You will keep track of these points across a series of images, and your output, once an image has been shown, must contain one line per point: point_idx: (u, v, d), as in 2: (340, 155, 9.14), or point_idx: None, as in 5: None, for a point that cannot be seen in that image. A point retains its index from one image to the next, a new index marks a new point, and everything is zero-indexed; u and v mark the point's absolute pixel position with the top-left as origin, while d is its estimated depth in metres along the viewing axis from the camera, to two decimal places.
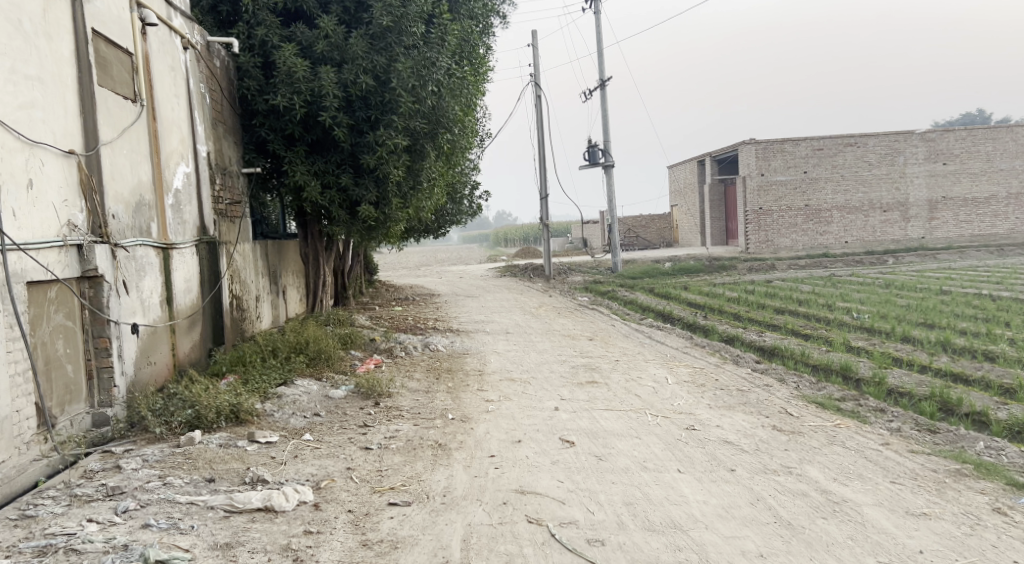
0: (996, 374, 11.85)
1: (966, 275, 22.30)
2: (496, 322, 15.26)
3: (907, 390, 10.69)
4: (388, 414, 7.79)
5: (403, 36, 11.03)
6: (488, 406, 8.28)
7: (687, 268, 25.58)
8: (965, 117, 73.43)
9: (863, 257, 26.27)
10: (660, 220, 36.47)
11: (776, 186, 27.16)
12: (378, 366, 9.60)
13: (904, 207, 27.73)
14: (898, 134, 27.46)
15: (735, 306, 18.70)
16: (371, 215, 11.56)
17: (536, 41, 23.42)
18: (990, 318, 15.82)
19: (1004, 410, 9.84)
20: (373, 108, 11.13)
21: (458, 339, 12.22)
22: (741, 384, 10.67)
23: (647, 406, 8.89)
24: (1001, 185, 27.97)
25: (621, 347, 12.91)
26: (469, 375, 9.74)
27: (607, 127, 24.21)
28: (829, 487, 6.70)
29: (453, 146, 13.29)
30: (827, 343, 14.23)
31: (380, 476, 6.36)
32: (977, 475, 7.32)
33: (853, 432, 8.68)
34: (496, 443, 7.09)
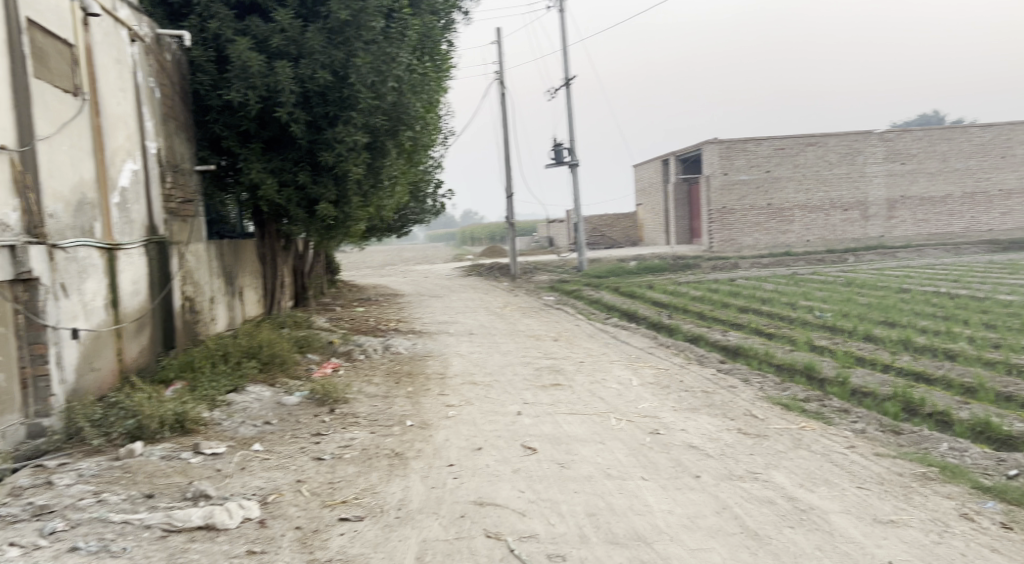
0: (957, 372, 11.88)
1: (925, 273, 22.52)
2: (459, 322, 15.01)
3: (871, 389, 10.65)
4: (343, 422, 7.54)
5: (362, 30, 10.73)
6: (449, 411, 8.05)
7: (652, 267, 25.52)
8: (921, 119, 74.80)
9: (824, 256, 26.46)
10: (626, 218, 36.44)
11: (739, 185, 27.23)
12: (335, 371, 9.35)
13: (864, 206, 27.95)
14: (857, 134, 27.65)
15: (701, 304, 18.67)
16: (329, 214, 11.27)
17: (500, 38, 23.28)
18: (949, 316, 15.92)
19: (965, 410, 9.83)
20: (331, 104, 10.85)
21: (420, 340, 11.97)
22: (705, 385, 10.55)
23: (611, 410, 8.71)
24: (957, 184, 28.29)
25: (586, 348, 12.75)
26: (430, 378, 9.50)
27: (572, 126, 24.09)
28: (795, 493, 6.58)
29: (415, 143, 13.01)
30: (790, 342, 14.21)
31: (332, 489, 6.12)
32: (943, 478, 7.26)
33: (818, 434, 8.59)
34: (455, 452, 6.86)
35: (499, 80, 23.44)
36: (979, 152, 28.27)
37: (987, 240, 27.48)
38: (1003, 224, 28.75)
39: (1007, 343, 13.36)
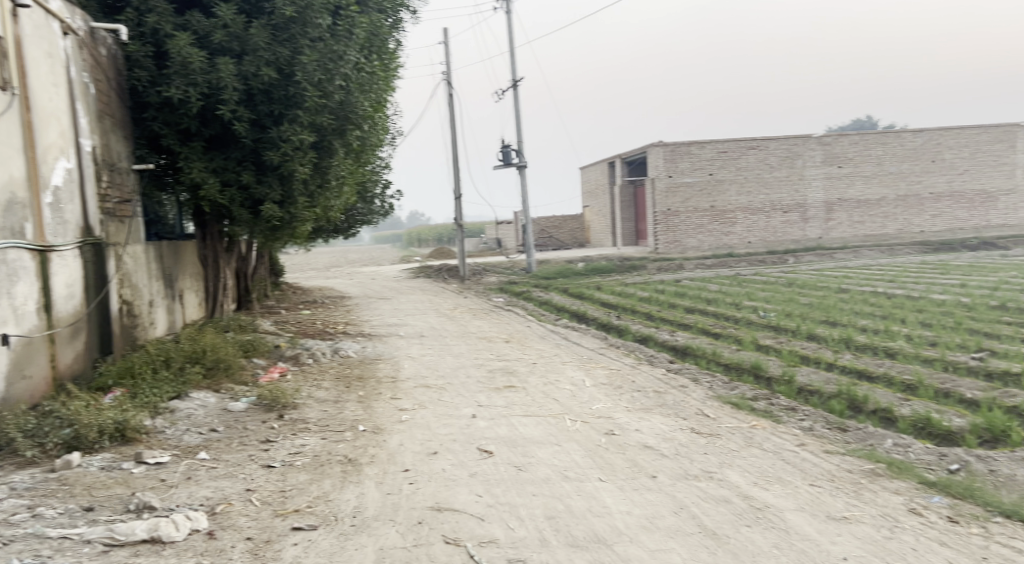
0: (897, 370, 12.11)
1: (863, 273, 23.01)
2: (409, 324, 14.83)
3: (816, 388, 10.78)
4: (293, 428, 7.34)
5: (308, 27, 10.54)
6: (402, 416, 7.91)
7: (600, 268, 25.62)
8: (856, 124, 76.63)
9: (766, 257, 26.90)
10: (573, 220, 36.55)
11: (684, 187, 27.50)
12: (283, 376, 9.12)
13: (803, 209, 28.46)
14: (796, 138, 28.15)
15: (649, 305, 18.78)
16: (274, 215, 11.02)
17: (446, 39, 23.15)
18: (887, 316, 16.26)
19: (907, 406, 10.01)
20: (276, 102, 10.61)
21: (369, 344, 11.78)
22: (657, 385, 10.57)
23: (565, 411, 8.66)
24: (891, 188, 28.97)
25: (537, 349, 12.69)
26: (381, 382, 9.34)
27: (520, 127, 24.07)
28: (750, 492, 6.58)
29: (362, 142, 12.81)
30: (737, 342, 14.35)
31: (284, 497, 5.94)
32: (890, 474, 7.36)
33: (768, 432, 8.65)
34: (410, 457, 6.73)
35: (447, 81, 23.31)
36: (912, 157, 28.95)
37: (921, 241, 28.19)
38: (934, 226, 29.51)
39: (944, 340, 13.69)
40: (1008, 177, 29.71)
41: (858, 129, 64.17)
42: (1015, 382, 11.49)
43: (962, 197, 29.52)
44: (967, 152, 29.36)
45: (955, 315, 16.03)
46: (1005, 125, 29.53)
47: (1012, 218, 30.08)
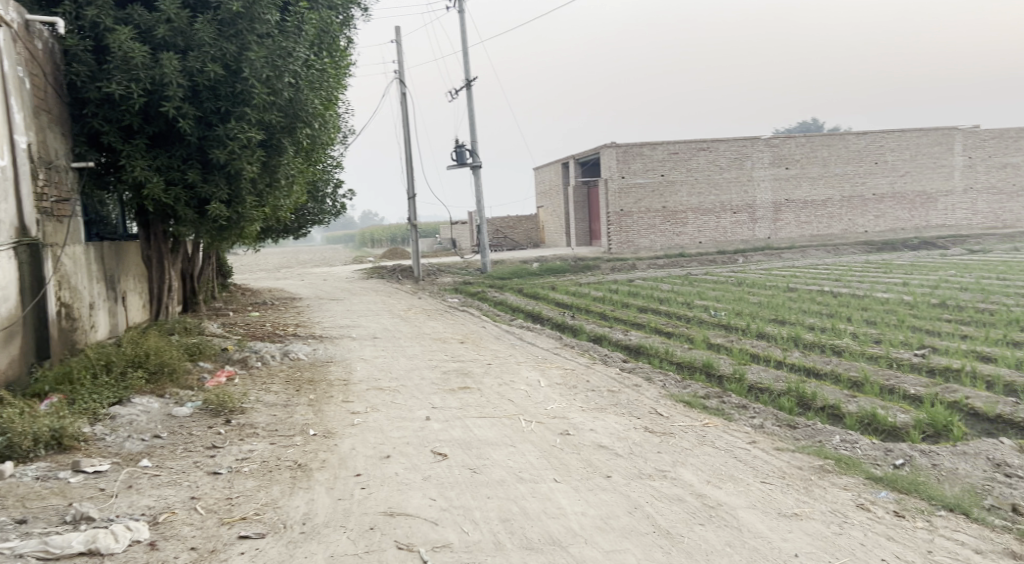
0: (844, 367, 12.28)
1: (810, 273, 23.37)
2: (362, 326, 14.65)
3: (766, 385, 10.89)
4: (240, 433, 7.16)
5: (256, 23, 10.37)
6: (354, 419, 7.78)
7: (554, 268, 25.65)
8: (803, 126, 78.03)
9: (716, 257, 27.20)
10: (527, 220, 36.54)
11: (637, 188, 27.67)
12: (230, 380, 8.91)
13: (752, 209, 28.82)
14: (745, 139, 28.47)
15: (602, 305, 18.84)
16: (221, 214, 10.80)
17: (398, 38, 22.98)
18: (833, 314, 16.52)
19: (854, 403, 10.15)
20: (223, 99, 10.39)
21: (321, 345, 11.61)
22: (610, 384, 10.56)
23: (520, 411, 8.60)
24: (836, 189, 29.47)
25: (492, 350, 12.62)
26: (333, 385, 9.18)
27: (473, 127, 23.98)
28: (703, 490, 6.57)
29: (313, 141, 12.64)
30: (688, 340, 14.45)
31: (230, 505, 5.78)
32: (838, 470, 7.44)
33: (721, 430, 8.69)
34: (362, 461, 6.61)
35: (399, 79, 23.13)
36: (856, 158, 29.45)
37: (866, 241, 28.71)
38: (877, 227, 30.09)
39: (889, 338, 13.93)
40: (948, 178, 30.42)
41: (806, 131, 65.56)
42: (956, 378, 11.74)
43: (904, 198, 30.15)
44: (909, 154, 29.97)
45: (898, 312, 16.34)
46: (944, 128, 30.23)
47: (951, 219, 30.83)
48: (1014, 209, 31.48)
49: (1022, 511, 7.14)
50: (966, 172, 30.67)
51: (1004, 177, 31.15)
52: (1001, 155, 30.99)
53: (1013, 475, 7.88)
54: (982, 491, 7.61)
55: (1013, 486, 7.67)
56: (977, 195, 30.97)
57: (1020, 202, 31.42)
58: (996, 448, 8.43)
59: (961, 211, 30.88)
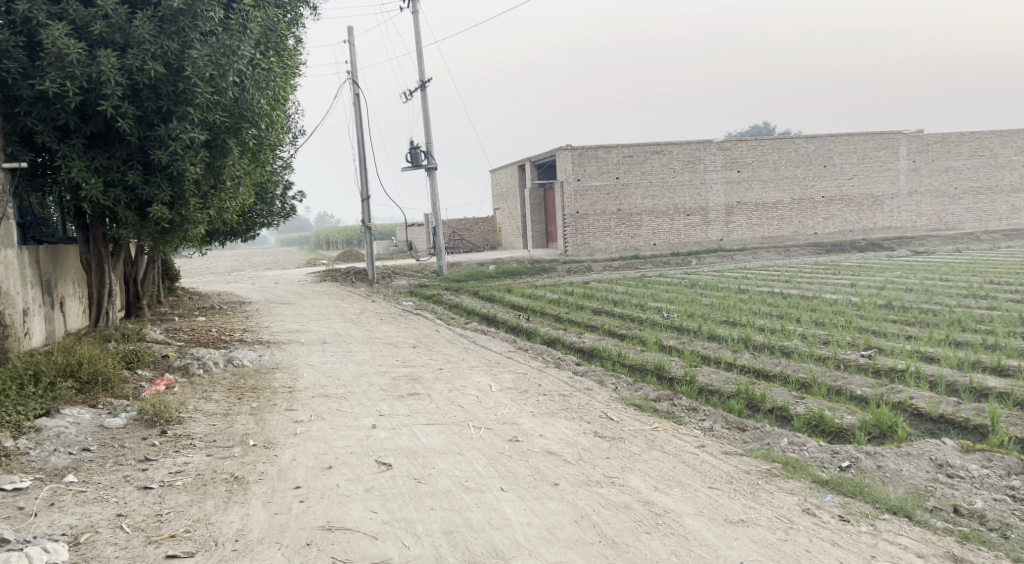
0: (793, 368, 12.39)
1: (760, 274, 23.63)
2: (312, 330, 14.41)
3: (717, 388, 10.93)
4: (176, 444, 6.96)
5: (199, 21, 10.24)
6: (297, 428, 7.61)
7: (509, 270, 25.59)
8: (756, 129, 79.11)
9: (669, 259, 27.39)
10: (483, 222, 36.39)
11: (591, 190, 27.74)
12: (169, 389, 8.68)
13: (704, 212, 29.05)
14: (697, 142, 28.68)
15: (556, 307, 18.81)
16: (164, 216, 10.57)
17: (351, 38, 22.76)
18: (783, 315, 16.68)
19: (802, 405, 10.23)
20: (164, 98, 10.20)
21: (268, 351, 11.38)
22: (562, 388, 10.51)
23: (469, 418, 8.49)
24: (786, 191, 29.85)
25: (444, 354, 12.50)
26: (277, 392, 8.99)
27: (427, 128, 23.82)
28: (650, 497, 6.52)
29: (259, 142, 12.44)
30: (641, 342, 14.47)
31: (159, 522, 5.61)
32: (786, 473, 7.46)
33: (670, 434, 8.66)
34: (302, 472, 6.45)
35: (352, 80, 22.89)
36: (805, 162, 29.85)
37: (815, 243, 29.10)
38: (827, 229, 30.53)
39: (836, 339, 14.08)
40: (894, 181, 30.98)
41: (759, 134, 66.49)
42: (901, 379, 11.90)
43: (852, 201, 30.63)
44: (856, 158, 30.45)
45: (845, 313, 16.56)
46: (890, 132, 30.79)
47: (897, 221, 31.40)
48: (957, 211, 32.16)
49: (963, 512, 7.23)
50: (910, 176, 31.26)
51: (947, 180, 31.81)
52: (944, 159, 31.62)
53: (955, 476, 7.98)
54: (925, 492, 7.69)
55: (955, 487, 7.77)
56: (922, 198, 31.57)
57: (963, 204, 32.12)
58: (939, 448, 8.53)
59: (907, 214, 31.47)
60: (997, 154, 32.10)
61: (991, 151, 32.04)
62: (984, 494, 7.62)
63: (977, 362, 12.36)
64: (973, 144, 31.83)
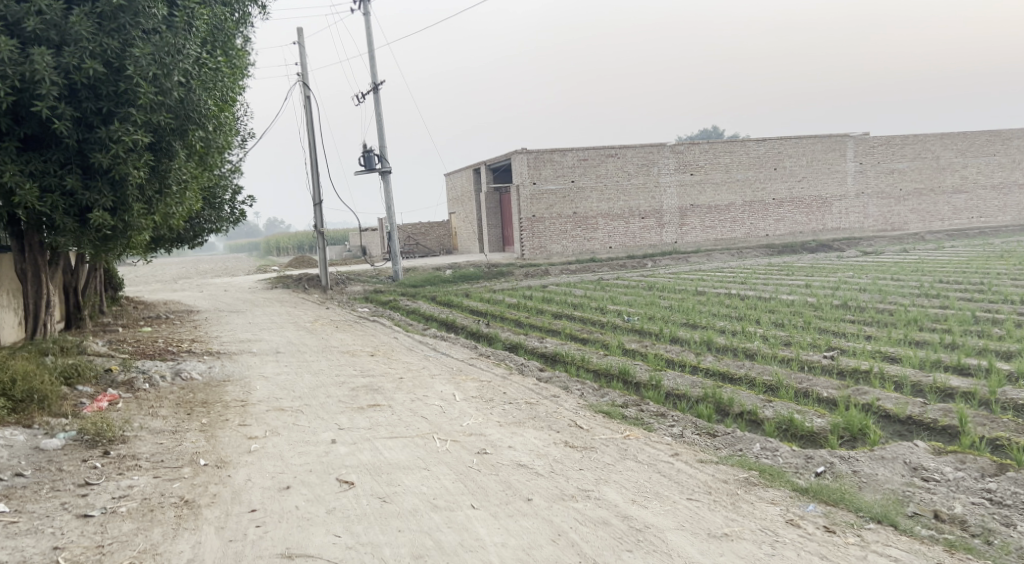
0: (757, 370, 12.23)
1: (716, 276, 23.58)
2: (264, 340, 13.90)
3: (683, 392, 10.70)
4: (120, 466, 6.48)
5: (141, 19, 9.81)
6: (251, 445, 7.17)
7: (467, 275, 25.23)
8: (703, 132, 79.79)
9: (626, 262, 27.28)
10: (439, 226, 35.94)
11: (548, 194, 27.47)
12: (111, 406, 8.18)
13: (660, 215, 29.02)
14: (652, 146, 28.60)
15: (515, 311, 18.48)
16: (104, 223, 10.06)
17: (302, 40, 22.22)
18: (743, 317, 16.58)
19: (770, 408, 10.03)
20: (105, 99, 9.73)
21: (219, 363, 10.88)
22: (527, 396, 10.17)
23: (434, 430, 8.11)
24: (739, 194, 29.92)
25: (404, 362, 12.10)
26: (228, 407, 8.53)
27: (381, 131, 23.35)
28: (628, 510, 6.21)
29: (207, 145, 11.95)
30: (603, 347, 14.22)
31: (101, 554, 5.16)
32: (764, 481, 7.22)
33: (642, 442, 8.37)
34: (258, 494, 6.02)
35: (303, 81, 22.34)
36: (756, 165, 29.97)
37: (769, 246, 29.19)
38: (779, 230, 30.70)
39: (797, 340, 13.97)
40: (842, 183, 31.28)
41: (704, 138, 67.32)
42: (865, 380, 11.79)
43: (802, 202, 30.86)
44: (806, 160, 30.67)
45: (803, 314, 16.49)
46: (837, 135, 31.07)
47: (846, 222, 31.71)
48: (902, 212, 32.59)
49: (944, 518, 7.08)
50: (858, 178, 31.59)
51: (892, 182, 32.21)
52: (888, 161, 32.02)
53: (930, 480, 7.82)
54: (903, 497, 7.52)
55: (932, 491, 7.61)
56: (869, 199, 31.92)
57: (908, 205, 32.55)
58: (911, 451, 8.36)
59: (855, 215, 31.79)
60: (939, 156, 32.58)
61: (934, 154, 32.53)
62: (962, 498, 7.46)
63: (937, 362, 12.33)
64: (916, 146, 32.28)
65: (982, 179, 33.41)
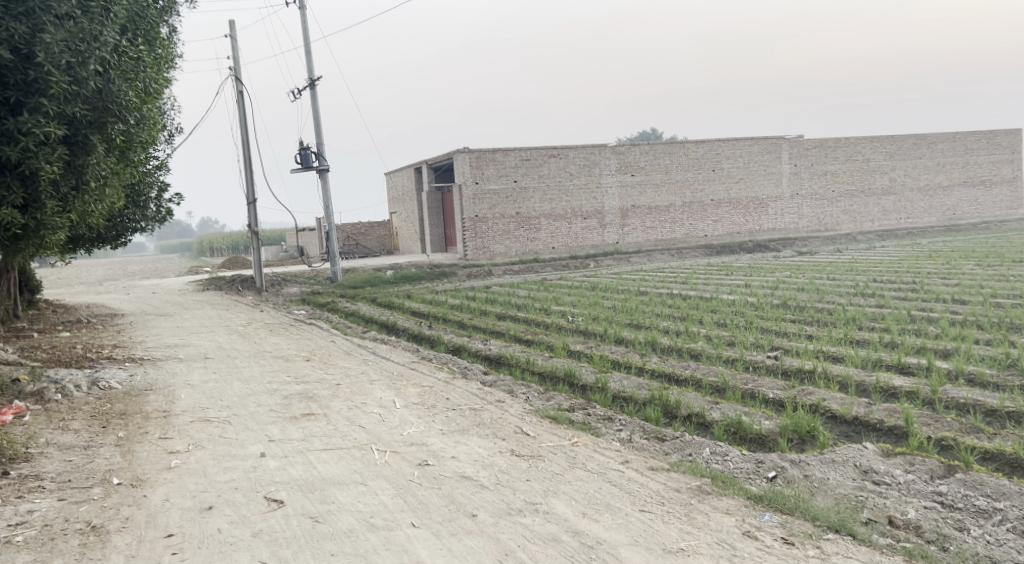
0: (702, 371, 12.04)
1: (658, 276, 23.52)
2: (193, 345, 13.24)
3: (630, 395, 10.43)
4: (21, 488, 5.96)
5: (52, 3, 9.21)
6: (171, 460, 6.67)
7: (408, 275, 24.71)
8: (642, 135, 80.16)
9: (569, 262, 27.05)
10: (379, 227, 35.26)
11: (490, 194, 27.05)
12: (16, 420, 7.56)
13: (601, 215, 28.90)
14: (593, 147, 28.43)
15: (458, 313, 18.07)
16: (13, 220, 9.39)
17: (234, 33, 21.47)
18: (685, 317, 16.44)
19: (718, 410, 9.79)
20: (12, 89, 9.12)
21: (141, 370, 10.24)
22: (471, 402, 9.77)
23: (372, 440, 7.67)
24: (678, 195, 29.97)
25: (342, 367, 11.61)
26: (149, 418, 7.97)
27: (318, 127, 22.71)
28: (579, 525, 5.88)
29: (128, 139, 11.28)
30: (547, 348, 13.91)
31: None
32: (717, 489, 6.95)
33: (590, 449, 8.03)
34: (176, 516, 5.59)
35: (236, 76, 21.60)
36: (695, 166, 30.06)
37: (707, 247, 29.29)
38: (717, 231, 30.83)
39: (740, 339, 13.81)
40: (777, 185, 31.58)
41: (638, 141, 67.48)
42: (810, 380, 11.67)
43: (739, 204, 31.05)
44: (742, 162, 30.88)
45: (744, 314, 16.40)
46: (773, 137, 31.36)
47: (781, 223, 32.03)
48: (835, 213, 33.04)
49: (899, 524, 6.92)
50: (792, 179, 31.92)
51: (825, 183, 32.64)
52: (821, 163, 32.44)
53: (882, 483, 7.64)
54: (856, 503, 7.31)
55: (885, 495, 7.43)
56: (804, 200, 32.29)
57: (840, 206, 33.02)
58: (861, 453, 8.17)
59: (790, 216, 32.13)
60: (869, 159, 33.19)
61: (864, 156, 33.13)
62: (914, 502, 7.29)
63: (879, 361, 12.28)
64: (848, 149, 32.81)
65: (909, 182, 34.09)
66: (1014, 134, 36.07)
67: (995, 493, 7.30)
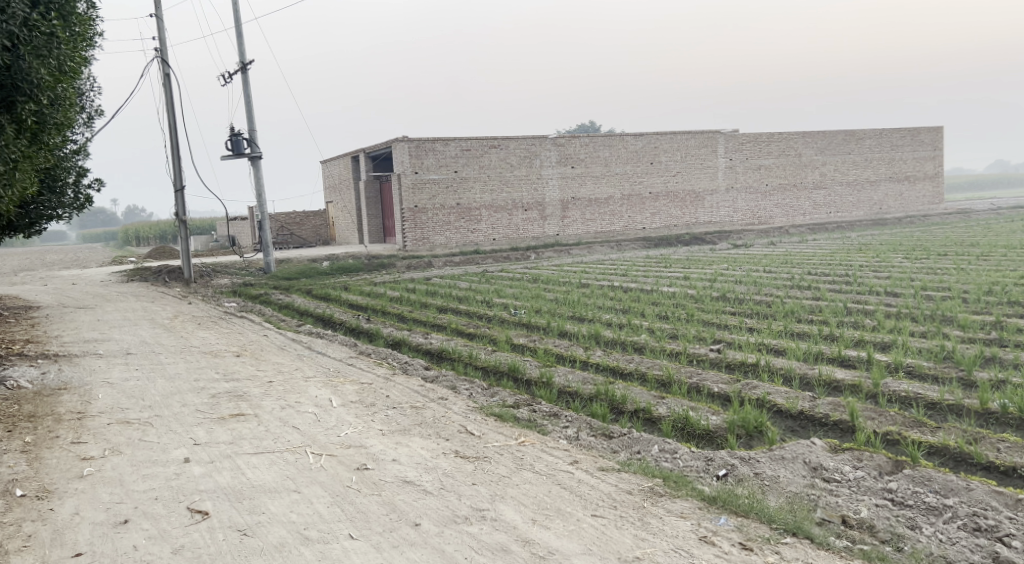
0: (646, 365, 11.83)
1: (598, 269, 23.35)
2: (113, 339, 12.56)
3: (575, 390, 10.15)
4: None
5: None
6: (84, 467, 6.18)
7: (346, 267, 24.08)
8: (580, 128, 80.26)
9: (509, 253, 26.71)
10: (315, 216, 34.45)
11: (430, 183, 26.55)
12: None
13: (542, 207, 28.66)
14: (534, 138, 28.12)
15: (398, 305, 17.58)
16: None
17: (159, 12, 20.56)
18: (627, 309, 16.27)
19: (664, 405, 9.56)
20: None
21: (54, 367, 9.59)
22: (413, 399, 9.37)
23: (307, 443, 7.23)
24: (617, 187, 29.90)
25: (274, 363, 11.11)
26: (61, 420, 7.40)
27: (250, 113, 21.95)
28: (529, 533, 5.57)
29: (41, 120, 10.67)
30: (490, 342, 13.58)
31: None
32: (668, 489, 6.70)
33: (538, 449, 7.72)
34: (85, 533, 5.19)
35: (162, 57, 20.70)
36: (633, 159, 30.01)
37: (646, 239, 29.26)
38: (654, 224, 30.86)
39: (683, 332, 13.66)
40: (713, 178, 31.77)
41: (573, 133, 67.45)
42: (754, 373, 11.54)
43: (676, 196, 31.15)
44: (679, 156, 30.96)
45: (685, 307, 16.29)
46: (709, 131, 31.47)
47: (717, 216, 32.22)
48: (769, 207, 33.39)
49: (853, 524, 6.77)
50: (727, 173, 32.15)
51: (759, 178, 32.96)
52: (755, 157, 32.75)
53: (832, 481, 7.49)
54: (808, 502, 7.14)
55: (836, 493, 7.28)
56: (738, 194, 32.53)
57: (774, 200, 33.38)
58: (810, 449, 8.00)
59: (725, 209, 32.35)
60: (801, 153, 33.61)
61: (796, 151, 33.53)
62: (865, 500, 7.14)
63: (819, 354, 12.22)
64: (781, 144, 33.17)
65: (839, 176, 34.63)
66: (936, 131, 36.95)
67: (943, 488, 7.19)
